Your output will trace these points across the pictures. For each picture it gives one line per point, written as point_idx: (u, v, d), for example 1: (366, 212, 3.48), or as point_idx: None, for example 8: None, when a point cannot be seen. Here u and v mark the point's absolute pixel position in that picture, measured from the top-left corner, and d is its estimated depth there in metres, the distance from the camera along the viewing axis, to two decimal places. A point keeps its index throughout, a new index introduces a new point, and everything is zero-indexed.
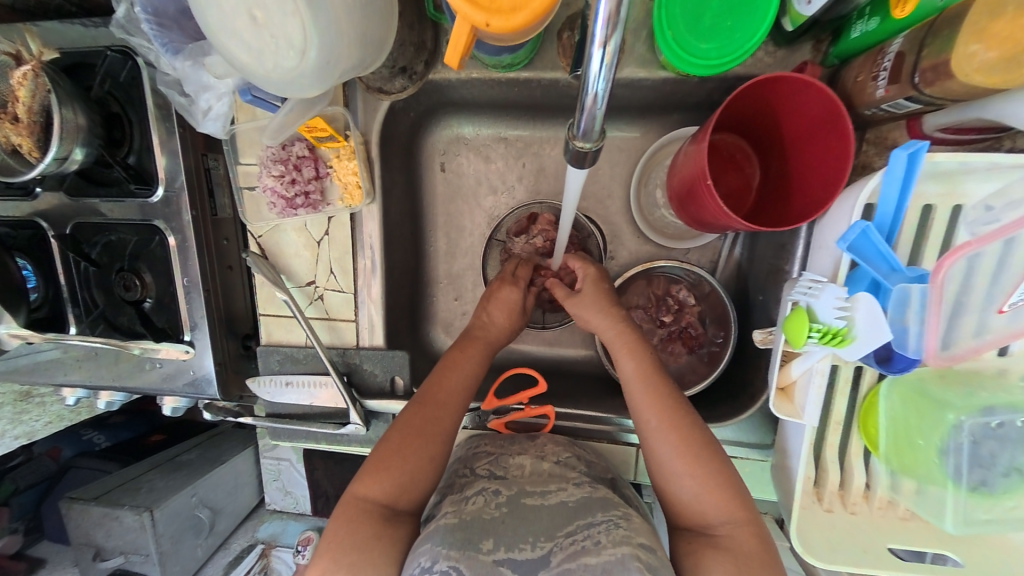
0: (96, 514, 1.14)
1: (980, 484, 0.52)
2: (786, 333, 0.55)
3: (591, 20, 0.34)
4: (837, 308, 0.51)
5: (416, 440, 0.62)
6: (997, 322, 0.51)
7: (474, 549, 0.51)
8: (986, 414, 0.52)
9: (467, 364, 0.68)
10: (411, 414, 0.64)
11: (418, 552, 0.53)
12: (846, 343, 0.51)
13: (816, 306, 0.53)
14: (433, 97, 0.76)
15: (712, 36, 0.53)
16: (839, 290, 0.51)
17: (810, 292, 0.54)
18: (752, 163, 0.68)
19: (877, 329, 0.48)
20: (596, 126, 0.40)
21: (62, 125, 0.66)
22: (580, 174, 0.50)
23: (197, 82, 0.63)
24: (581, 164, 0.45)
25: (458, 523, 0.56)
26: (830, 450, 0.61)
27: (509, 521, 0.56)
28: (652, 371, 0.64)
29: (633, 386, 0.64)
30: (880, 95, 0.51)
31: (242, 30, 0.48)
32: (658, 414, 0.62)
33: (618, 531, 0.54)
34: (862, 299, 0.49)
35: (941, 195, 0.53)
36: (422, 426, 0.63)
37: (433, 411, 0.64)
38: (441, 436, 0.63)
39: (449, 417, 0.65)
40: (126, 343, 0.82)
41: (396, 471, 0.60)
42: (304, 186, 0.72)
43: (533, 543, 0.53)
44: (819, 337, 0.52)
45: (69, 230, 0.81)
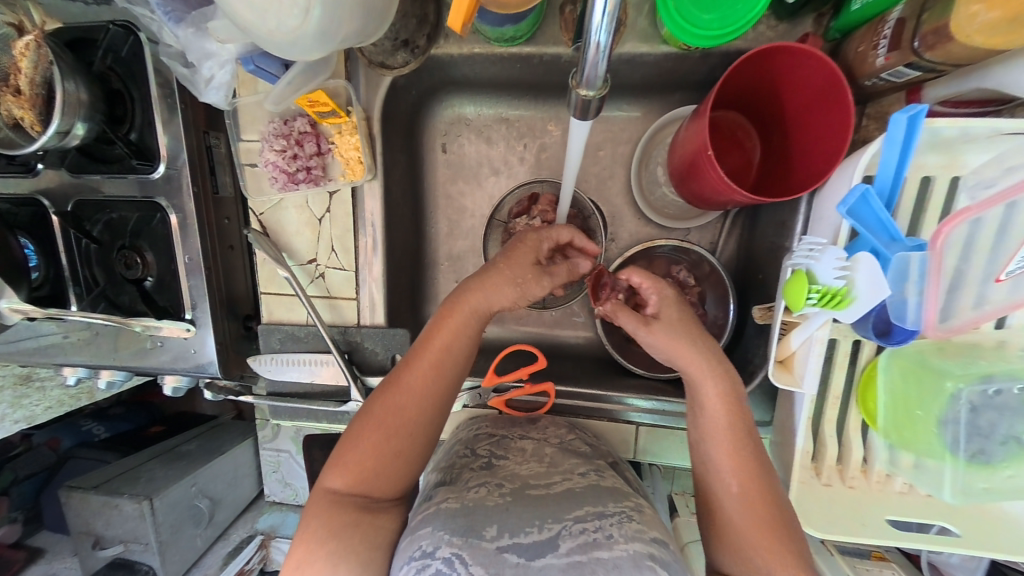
0: (95, 503, 1.14)
1: (979, 454, 0.53)
2: (786, 298, 0.56)
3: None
4: (837, 269, 0.51)
5: (380, 430, 0.59)
6: (996, 292, 0.51)
7: (477, 538, 0.50)
8: (986, 381, 0.52)
9: (435, 353, 0.61)
10: (375, 401, 0.60)
11: (418, 536, 0.53)
12: (845, 304, 0.51)
13: (816, 269, 0.53)
14: (435, 75, 0.76)
15: (714, 6, 0.53)
16: (839, 251, 0.51)
17: (810, 255, 0.54)
18: (752, 139, 0.69)
19: (877, 286, 0.49)
20: (599, 75, 0.40)
21: (64, 99, 0.66)
22: (584, 126, 0.51)
23: (200, 51, 0.63)
24: (585, 115, 0.45)
25: (459, 509, 0.56)
26: (829, 425, 0.61)
27: (515, 508, 0.56)
28: (731, 406, 0.59)
29: (701, 416, 0.60)
30: (881, 63, 0.51)
31: None
32: (722, 449, 0.57)
33: (631, 523, 0.54)
34: (863, 259, 0.49)
35: (940, 166, 0.53)
36: (391, 417, 0.59)
37: (398, 401, 0.59)
38: (410, 429, 0.59)
39: (416, 406, 0.60)
40: (128, 321, 0.82)
41: (360, 463, 0.58)
42: (306, 162, 0.72)
43: (539, 527, 0.52)
44: (818, 299, 0.52)
45: (70, 207, 0.81)
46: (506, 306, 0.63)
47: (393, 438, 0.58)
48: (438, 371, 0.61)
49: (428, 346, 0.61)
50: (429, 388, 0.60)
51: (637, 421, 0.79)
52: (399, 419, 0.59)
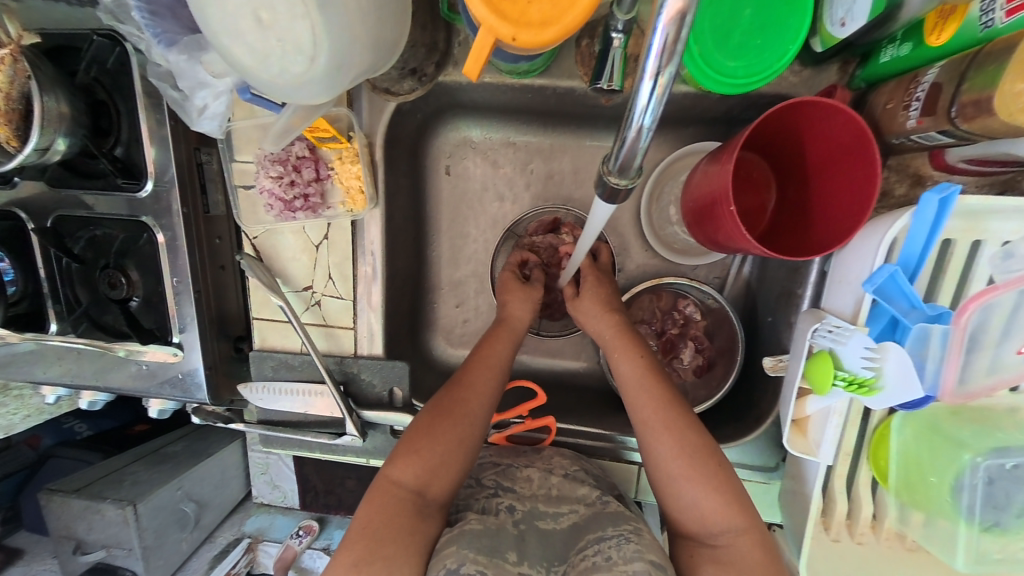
0: (77, 507, 1.10)
1: (992, 524, 0.53)
2: (808, 377, 0.53)
3: (644, 50, 0.32)
4: (865, 358, 0.49)
5: (445, 422, 0.62)
6: (1013, 360, 0.51)
7: (501, 558, 0.54)
8: (1001, 455, 0.53)
9: (495, 356, 0.68)
10: (440, 396, 0.64)
11: (443, 554, 0.54)
12: (873, 393, 0.50)
13: (841, 353, 0.51)
14: (442, 99, 0.73)
15: (740, 54, 0.51)
16: (868, 339, 0.49)
17: (835, 337, 0.51)
18: (769, 184, 0.66)
19: (908, 381, 0.48)
20: (637, 161, 0.38)
21: (44, 113, 0.62)
22: (608, 208, 0.48)
23: (193, 79, 0.59)
24: (614, 199, 0.42)
25: (483, 530, 0.58)
26: (839, 481, 0.60)
27: (529, 540, 0.59)
28: (650, 371, 0.64)
29: (628, 389, 0.63)
30: (912, 125, 0.49)
31: (246, 31, 0.44)
32: (662, 434, 0.59)
33: (629, 545, 0.56)
34: (891, 349, 0.48)
35: (962, 230, 0.52)
36: (453, 410, 0.63)
37: (464, 395, 0.64)
38: (474, 422, 0.63)
39: (481, 403, 0.64)
40: (111, 345, 0.80)
41: (426, 456, 0.60)
42: (303, 189, 0.68)
43: (547, 567, 0.57)
44: (845, 385, 0.50)
45: (50, 223, 0.77)
46: (528, 322, 0.73)
47: (459, 431, 0.62)
48: (497, 374, 0.67)
49: (487, 348, 0.68)
50: (491, 387, 0.65)
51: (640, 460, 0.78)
52: (465, 414, 0.63)
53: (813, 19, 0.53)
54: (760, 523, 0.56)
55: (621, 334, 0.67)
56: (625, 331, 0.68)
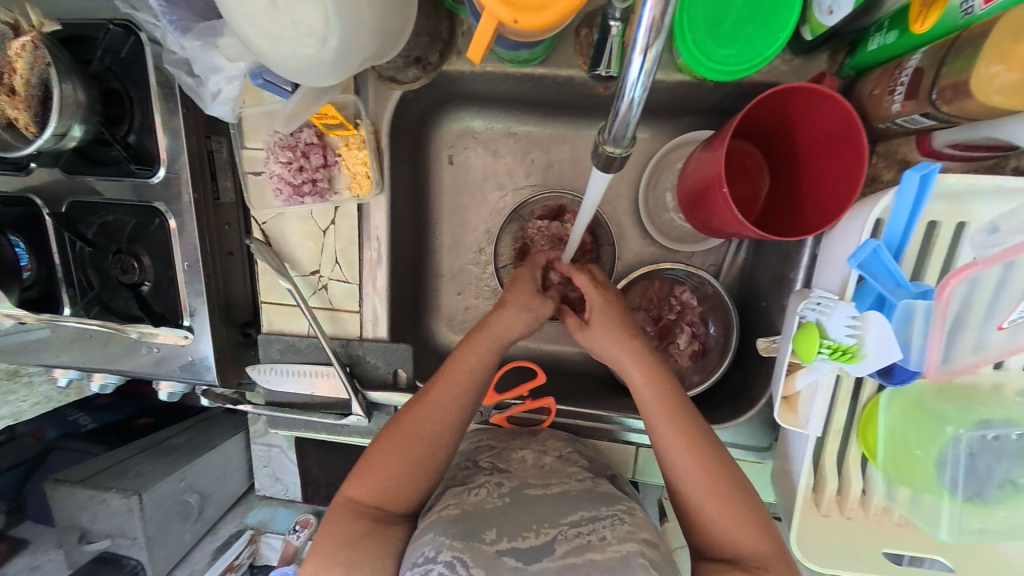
0: (82, 497, 1.13)
1: (975, 495, 0.55)
2: (795, 347, 0.56)
3: (634, 25, 0.34)
4: (848, 326, 0.52)
5: (403, 442, 0.63)
6: (995, 338, 0.53)
7: (476, 541, 0.54)
8: (983, 427, 0.55)
9: (459, 373, 0.65)
10: (399, 417, 0.65)
11: (420, 542, 0.56)
12: (855, 360, 0.51)
13: (827, 323, 0.53)
14: (445, 89, 0.75)
15: (732, 42, 0.53)
16: (851, 309, 0.51)
17: (820, 310, 0.55)
18: (762, 171, 0.68)
19: (888, 348, 0.49)
20: (628, 133, 0.40)
21: (61, 100, 0.64)
22: (602, 180, 0.50)
23: (206, 64, 0.61)
24: (609, 169, 0.45)
25: (460, 515, 0.58)
26: (828, 458, 0.63)
27: (512, 511, 0.59)
28: (664, 380, 0.64)
29: (642, 395, 0.63)
30: (896, 110, 0.51)
31: (262, 15, 0.47)
32: (675, 442, 0.61)
33: (623, 525, 0.57)
34: (872, 318, 0.50)
35: (945, 213, 0.54)
36: (414, 430, 0.63)
37: (424, 415, 0.64)
38: (433, 444, 0.63)
39: (440, 422, 0.64)
40: (125, 327, 0.82)
41: (381, 475, 0.62)
42: (311, 174, 0.70)
43: (537, 530, 0.55)
44: (829, 354, 0.53)
45: (64, 208, 0.79)
46: (520, 332, 0.68)
47: (415, 453, 0.62)
48: (462, 394, 0.65)
49: (456, 367, 0.66)
50: (453, 407, 0.64)
51: (637, 441, 0.80)
52: (425, 433, 0.63)
53: (803, 8, 0.55)
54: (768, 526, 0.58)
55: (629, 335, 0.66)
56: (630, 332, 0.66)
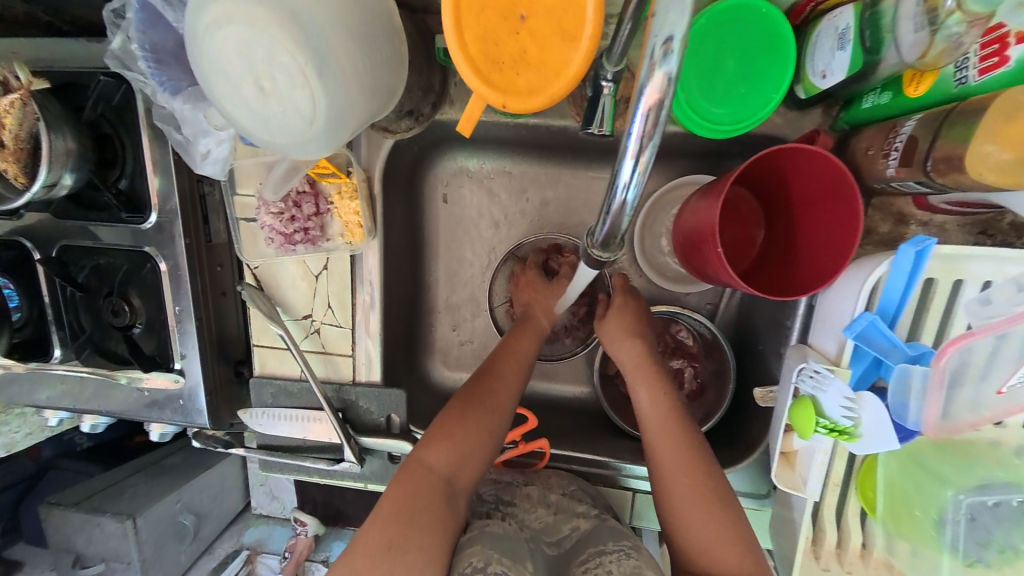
0: (76, 520, 1.11)
1: (974, 558, 0.54)
2: (792, 422, 0.55)
3: (625, 131, 0.35)
4: (845, 407, 0.51)
5: (476, 411, 0.64)
6: (993, 398, 0.52)
7: (522, 563, 0.57)
8: (983, 491, 0.54)
9: (522, 351, 0.71)
10: (471, 387, 0.67)
11: (468, 552, 0.57)
12: (853, 439, 0.52)
13: (822, 399, 0.53)
14: (439, 132, 0.76)
15: (725, 102, 0.53)
16: (847, 388, 0.51)
17: (815, 385, 0.53)
18: (757, 217, 0.68)
19: (884, 427, 0.50)
20: (622, 227, 0.40)
21: (51, 151, 0.64)
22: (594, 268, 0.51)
23: (195, 126, 0.60)
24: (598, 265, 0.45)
25: (503, 533, 0.61)
26: (828, 511, 0.62)
27: (538, 557, 0.62)
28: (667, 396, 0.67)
29: (645, 413, 0.67)
30: (890, 174, 0.50)
31: (249, 98, 0.46)
32: (667, 443, 0.64)
33: (629, 561, 0.58)
34: (867, 399, 0.50)
35: (942, 270, 0.53)
36: (484, 400, 0.66)
37: (493, 387, 0.67)
38: (503, 413, 0.66)
39: (507, 396, 0.67)
40: (114, 373, 0.82)
41: (459, 441, 0.62)
42: (303, 223, 0.69)
43: None
44: (827, 432, 0.52)
45: (55, 251, 0.79)
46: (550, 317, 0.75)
47: (488, 420, 0.65)
48: (525, 368, 0.70)
49: (518, 343, 0.72)
50: (519, 380, 0.69)
51: (634, 487, 0.79)
52: (496, 404, 0.66)
53: (796, 67, 0.55)
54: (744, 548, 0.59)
55: (647, 368, 0.69)
56: (647, 363, 0.69)
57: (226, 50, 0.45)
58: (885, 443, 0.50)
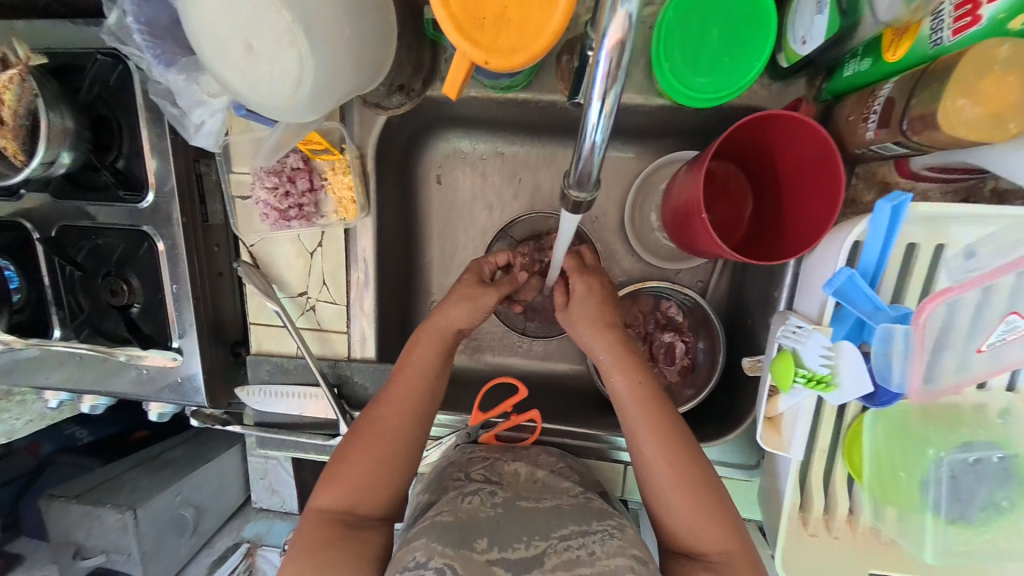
0: (76, 512, 1.12)
1: (959, 517, 0.55)
2: (773, 375, 0.56)
3: (594, 56, 0.34)
4: (823, 356, 0.53)
5: (364, 444, 0.64)
6: (978, 360, 0.53)
7: (469, 549, 0.53)
8: (965, 449, 0.55)
9: (416, 364, 0.68)
10: (361, 420, 0.66)
11: (412, 547, 0.54)
12: (830, 389, 0.53)
13: (802, 352, 0.54)
14: (431, 113, 0.76)
15: (709, 70, 0.54)
16: (825, 338, 0.52)
17: (795, 338, 0.55)
18: (745, 193, 0.69)
19: (861, 378, 0.51)
20: (594, 172, 0.40)
21: (48, 130, 0.65)
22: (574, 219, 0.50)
23: (190, 97, 0.61)
24: (577, 211, 0.44)
25: (453, 522, 0.57)
26: (815, 478, 0.63)
27: (504, 524, 0.58)
28: (644, 390, 0.65)
29: (626, 405, 0.65)
30: (870, 137, 0.51)
31: (238, 59, 0.47)
32: (653, 437, 0.63)
33: (612, 541, 0.56)
34: (844, 348, 0.51)
35: (925, 236, 0.54)
36: (372, 431, 0.64)
37: (380, 415, 0.65)
38: (397, 439, 0.64)
39: (396, 420, 0.65)
40: (112, 351, 0.82)
41: (350, 478, 0.62)
42: (297, 199, 0.71)
43: (527, 542, 0.55)
44: (805, 382, 0.53)
45: (54, 232, 0.80)
46: (467, 325, 0.70)
47: (380, 449, 0.63)
48: (420, 383, 0.67)
49: (410, 361, 0.68)
50: (410, 401, 0.66)
51: (626, 459, 0.80)
52: (385, 431, 0.65)
53: (778, 36, 0.56)
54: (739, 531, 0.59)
55: (623, 354, 0.67)
56: (626, 353, 0.67)
57: (213, 11, 0.46)
58: (859, 390, 0.51)
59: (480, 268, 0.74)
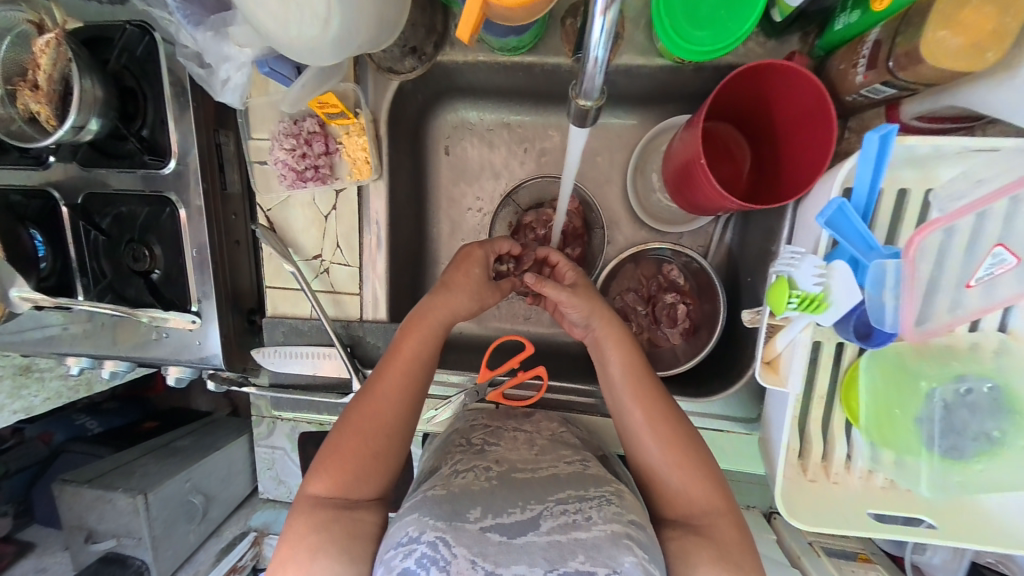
0: (88, 497, 1.09)
1: (952, 450, 0.57)
2: (768, 302, 0.59)
3: None
4: (815, 276, 0.55)
5: (357, 436, 0.64)
6: (969, 297, 0.54)
7: (462, 520, 0.53)
8: (958, 381, 0.57)
9: (409, 355, 0.68)
10: (352, 410, 0.67)
11: (405, 522, 0.55)
12: (823, 308, 0.55)
13: (796, 275, 0.57)
14: (441, 82, 0.80)
15: (707, 24, 0.57)
16: (816, 259, 0.55)
17: (790, 264, 0.58)
18: (744, 148, 0.72)
19: (851, 292, 0.53)
20: (597, 87, 0.43)
21: (81, 96, 0.69)
22: (581, 136, 0.53)
23: (217, 54, 0.65)
24: (584, 122, 0.48)
25: (446, 495, 0.57)
26: (814, 424, 0.65)
27: (500, 492, 0.58)
28: (633, 361, 0.69)
29: (615, 376, 0.69)
30: (860, 81, 0.54)
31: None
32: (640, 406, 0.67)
33: (609, 506, 0.57)
34: (837, 267, 0.54)
35: (915, 179, 0.57)
36: (364, 423, 0.65)
37: (373, 406, 0.66)
38: (391, 429, 0.66)
39: (389, 411, 0.66)
40: (135, 311, 0.84)
41: (344, 470, 0.63)
42: (314, 160, 0.74)
43: (522, 507, 0.55)
44: (799, 303, 0.55)
45: (80, 200, 0.83)
46: (467, 313, 0.72)
47: (374, 440, 0.65)
48: (413, 372, 0.68)
49: (402, 352, 0.69)
50: (402, 392, 0.67)
51: None
52: (378, 422, 0.65)
53: None
54: (722, 489, 0.63)
55: (616, 331, 0.71)
56: (615, 325, 0.71)
57: None
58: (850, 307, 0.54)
59: (487, 254, 0.73)
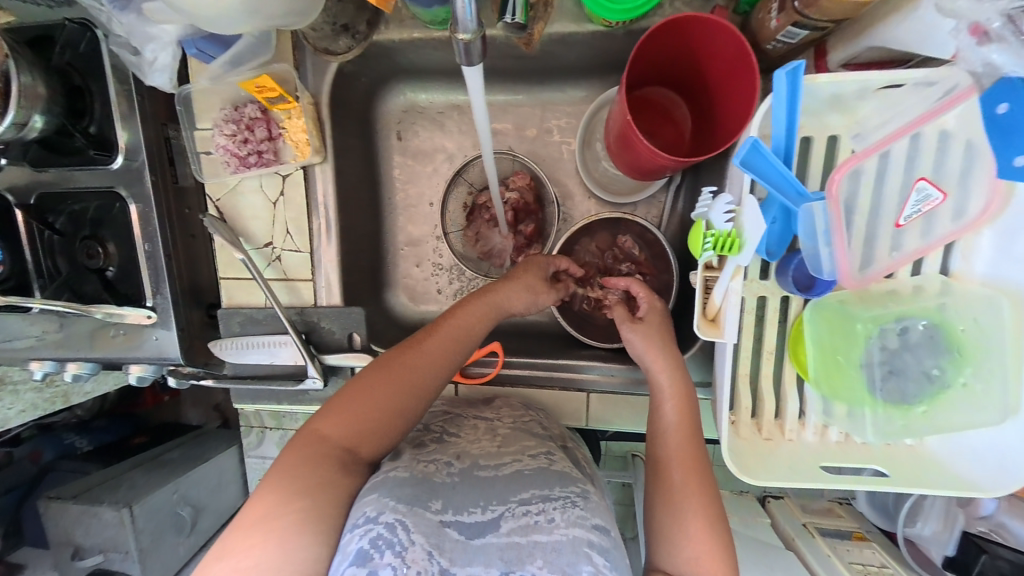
0: (74, 511, 1.05)
1: (896, 394, 0.56)
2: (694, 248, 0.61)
3: None
4: (726, 214, 0.56)
5: (389, 384, 0.59)
6: (909, 238, 0.54)
7: (422, 506, 0.51)
8: (897, 323, 0.56)
9: (462, 323, 0.66)
10: (390, 356, 0.62)
11: (364, 502, 0.51)
12: (738, 245, 0.55)
13: (711, 216, 0.58)
14: (383, 63, 0.80)
15: None
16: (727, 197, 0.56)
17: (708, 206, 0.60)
18: (682, 107, 0.72)
19: (755, 223, 0.53)
20: (471, 19, 0.45)
21: (19, 91, 0.70)
22: (478, 75, 0.55)
23: (144, 34, 0.71)
24: (470, 59, 0.50)
25: (409, 477, 0.55)
26: (764, 380, 0.64)
27: (461, 488, 0.56)
28: (682, 385, 0.64)
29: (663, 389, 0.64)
30: (774, 25, 0.57)
31: None
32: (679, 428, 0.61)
33: (574, 509, 0.53)
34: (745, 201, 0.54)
35: (841, 126, 0.57)
36: (400, 374, 0.60)
37: (415, 359, 0.62)
38: (421, 390, 0.61)
39: (427, 370, 0.62)
40: (88, 308, 0.81)
41: (359, 416, 0.57)
42: (256, 145, 0.76)
43: (484, 507, 0.53)
44: (713, 243, 0.57)
45: (33, 200, 0.84)
46: (518, 312, 0.72)
47: (400, 397, 0.59)
48: (456, 343, 0.65)
49: (457, 316, 0.67)
50: (446, 357, 0.64)
51: (589, 388, 0.82)
52: (408, 378, 0.60)
53: None
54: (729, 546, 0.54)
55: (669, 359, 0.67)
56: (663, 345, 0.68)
57: None
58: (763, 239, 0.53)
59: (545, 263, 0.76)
